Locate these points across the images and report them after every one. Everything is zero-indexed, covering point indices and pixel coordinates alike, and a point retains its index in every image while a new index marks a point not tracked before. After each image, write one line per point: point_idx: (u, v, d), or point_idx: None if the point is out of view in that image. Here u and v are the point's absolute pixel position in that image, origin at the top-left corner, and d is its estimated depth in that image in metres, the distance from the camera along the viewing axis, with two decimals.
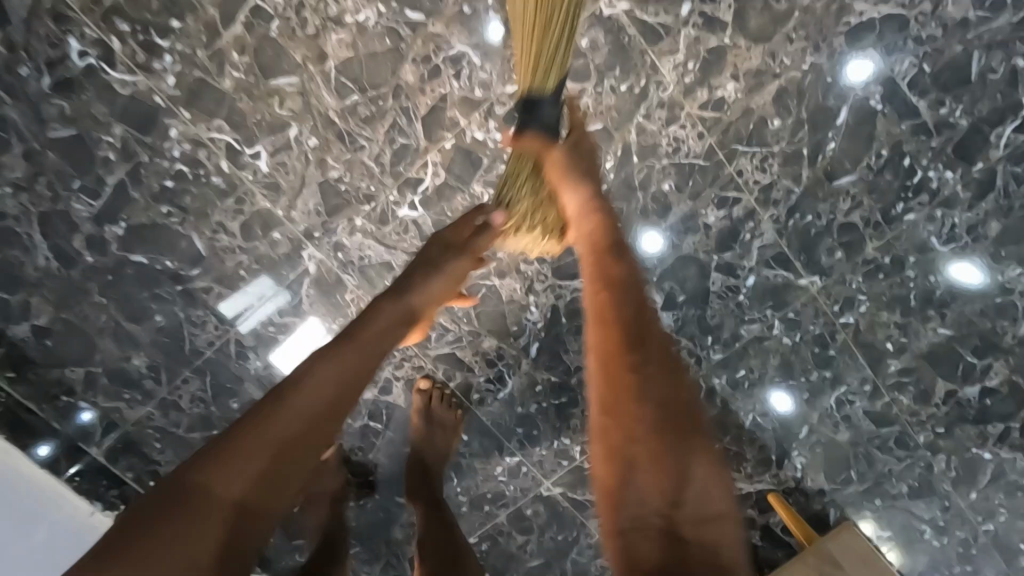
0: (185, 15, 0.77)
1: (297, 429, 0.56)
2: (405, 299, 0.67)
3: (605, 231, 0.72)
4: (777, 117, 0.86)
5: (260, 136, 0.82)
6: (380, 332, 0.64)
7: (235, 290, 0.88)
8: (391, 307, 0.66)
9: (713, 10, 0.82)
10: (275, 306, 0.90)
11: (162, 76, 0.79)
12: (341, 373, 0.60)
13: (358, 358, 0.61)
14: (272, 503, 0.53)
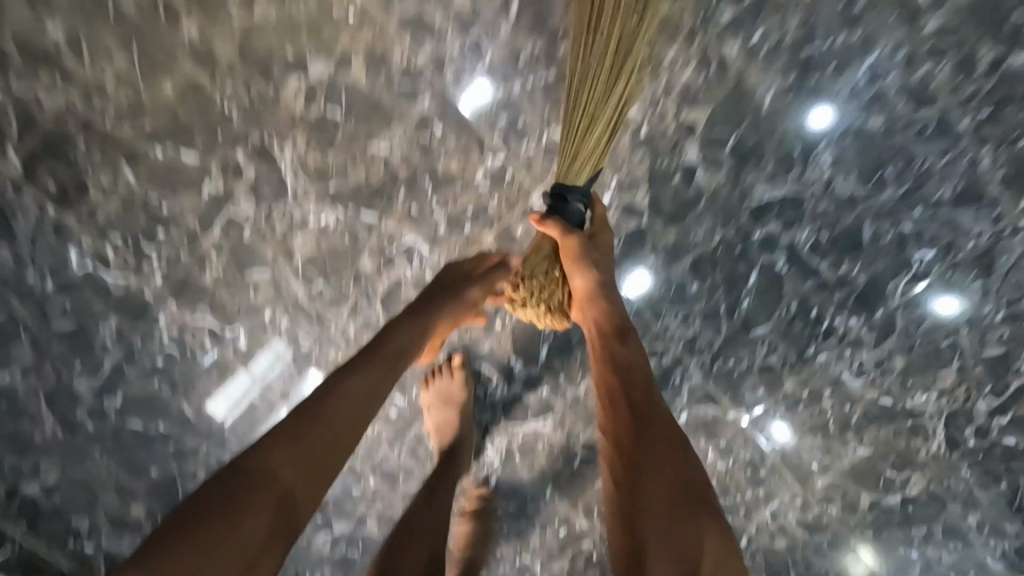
0: (170, 227, 0.91)
1: (330, 430, 0.71)
2: (415, 333, 0.82)
3: (609, 317, 0.83)
4: (694, 282, 0.98)
5: (238, 319, 0.96)
6: (393, 359, 0.79)
7: (216, 390, 1.00)
8: (406, 337, 0.81)
9: (630, 199, 0.93)
10: (258, 399, 1.01)
11: (151, 275, 0.93)
12: (362, 387, 0.76)
13: (380, 375, 0.77)
14: (313, 478, 0.68)
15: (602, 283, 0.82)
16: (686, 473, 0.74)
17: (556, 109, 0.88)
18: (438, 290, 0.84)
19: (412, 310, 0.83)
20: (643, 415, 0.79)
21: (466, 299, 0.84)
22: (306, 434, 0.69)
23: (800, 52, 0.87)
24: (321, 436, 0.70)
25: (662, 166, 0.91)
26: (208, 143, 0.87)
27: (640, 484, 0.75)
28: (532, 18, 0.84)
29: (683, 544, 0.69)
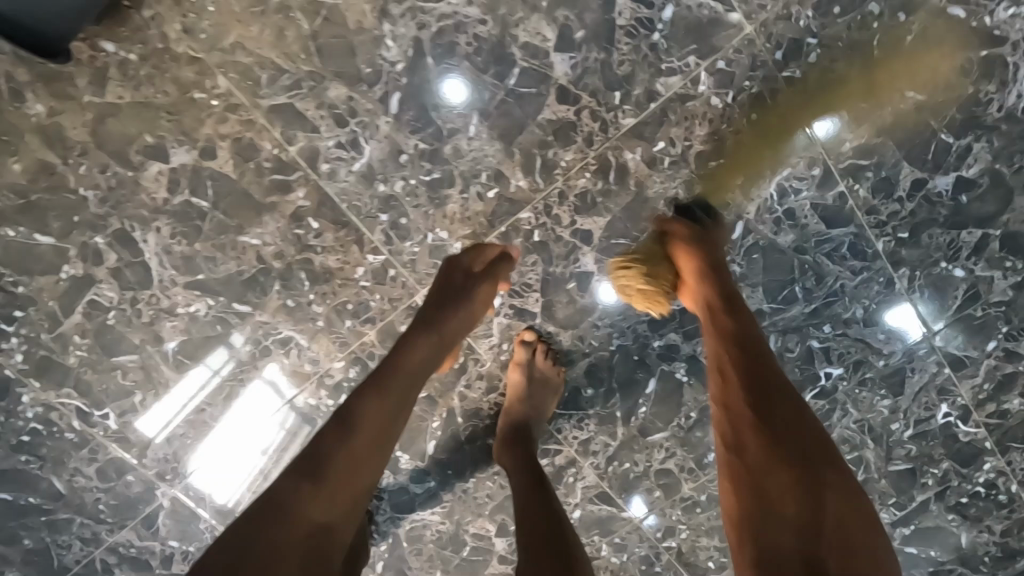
0: (27, 307, 0.85)
1: (374, 430, 0.67)
2: (433, 346, 0.74)
3: (723, 289, 0.73)
4: (589, 386, 0.94)
5: (107, 401, 0.91)
6: (411, 367, 0.72)
7: (146, 408, 0.92)
8: (424, 349, 0.74)
9: (521, 303, 0.88)
10: (195, 416, 0.94)
11: (10, 353, 0.87)
12: (382, 404, 0.68)
13: (396, 391, 0.70)
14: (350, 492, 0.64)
15: (711, 269, 0.74)
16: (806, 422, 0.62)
17: (442, 210, 0.82)
18: (443, 301, 0.76)
19: (420, 323, 0.75)
20: (748, 368, 0.66)
21: (473, 308, 0.77)
22: (345, 452, 0.64)
23: (706, 164, 0.81)
24: (358, 454, 0.65)
25: (556, 271, 0.86)
26: (63, 226, 0.81)
27: (763, 473, 0.60)
28: (414, 115, 0.77)
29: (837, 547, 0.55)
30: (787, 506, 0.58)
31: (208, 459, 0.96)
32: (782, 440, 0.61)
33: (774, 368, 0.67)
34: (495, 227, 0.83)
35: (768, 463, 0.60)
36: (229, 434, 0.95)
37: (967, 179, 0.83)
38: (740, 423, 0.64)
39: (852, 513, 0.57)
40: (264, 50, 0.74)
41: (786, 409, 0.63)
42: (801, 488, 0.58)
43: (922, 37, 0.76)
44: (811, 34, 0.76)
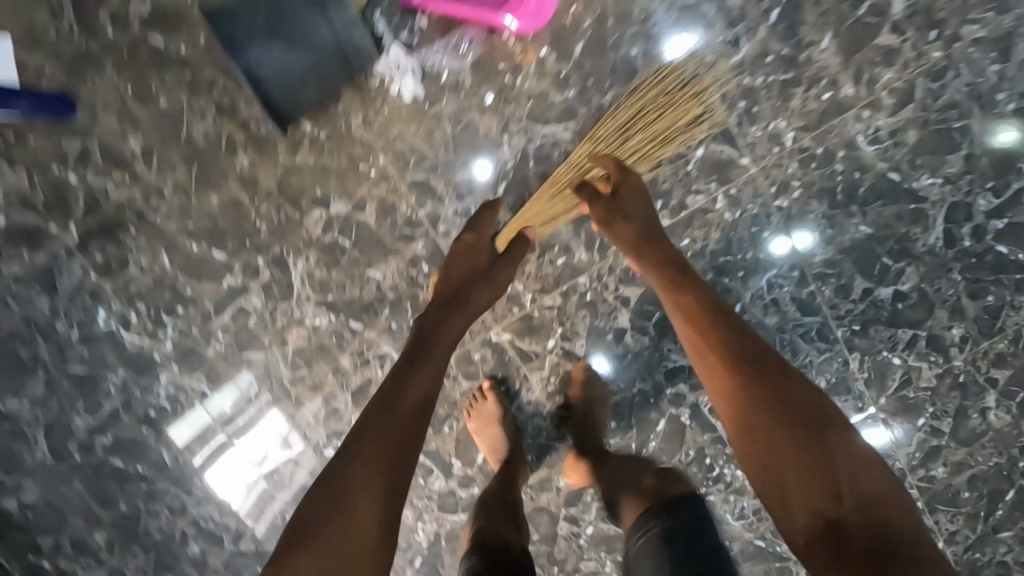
0: (188, 305, 1.08)
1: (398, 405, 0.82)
2: (449, 336, 0.92)
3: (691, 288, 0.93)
4: (613, 420, 1.17)
5: (227, 388, 1.12)
6: (435, 352, 0.90)
7: (216, 391, 1.12)
8: (442, 339, 0.91)
9: (570, 346, 1.14)
10: (245, 412, 1.14)
11: (162, 340, 1.10)
12: (414, 392, 0.84)
13: (421, 377, 0.86)
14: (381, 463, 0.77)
15: (673, 259, 0.96)
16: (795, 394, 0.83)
17: (521, 270, 1.10)
18: (474, 286, 0.97)
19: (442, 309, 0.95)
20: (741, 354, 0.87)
21: (495, 287, 0.99)
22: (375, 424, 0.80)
23: (717, 260, 1.11)
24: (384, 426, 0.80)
25: (599, 324, 1.13)
26: (236, 247, 1.06)
27: (776, 438, 0.80)
28: (514, 198, 1.06)
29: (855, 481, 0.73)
30: (799, 469, 0.76)
31: (235, 467, 1.16)
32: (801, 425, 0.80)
33: (763, 353, 0.88)
34: (558, 286, 1.11)
35: (794, 439, 0.78)
36: (252, 446, 1.15)
37: (901, 291, 1.14)
38: (744, 409, 0.83)
39: (849, 457, 0.76)
40: (416, 141, 1.04)
41: (777, 382, 0.84)
42: (805, 450, 0.77)
43: (870, 190, 1.10)
44: (796, 178, 1.09)
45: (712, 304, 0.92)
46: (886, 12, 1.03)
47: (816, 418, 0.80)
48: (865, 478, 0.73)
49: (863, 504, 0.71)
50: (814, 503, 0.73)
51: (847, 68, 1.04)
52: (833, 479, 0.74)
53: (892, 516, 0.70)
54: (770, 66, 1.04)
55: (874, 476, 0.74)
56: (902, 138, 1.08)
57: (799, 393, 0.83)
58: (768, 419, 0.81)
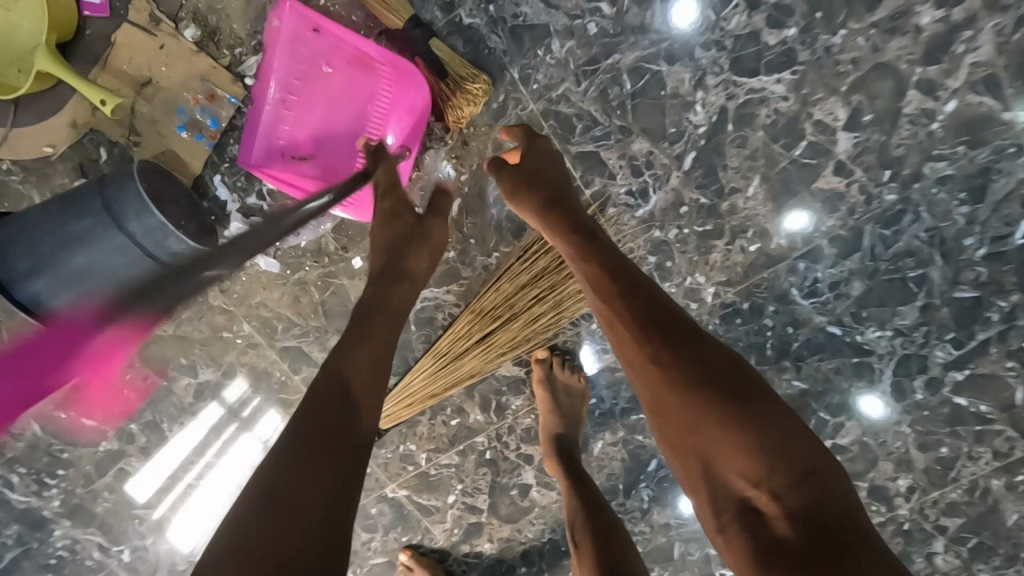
0: (69, 467, 1.04)
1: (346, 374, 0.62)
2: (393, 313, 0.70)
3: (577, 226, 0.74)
4: (523, 565, 1.09)
5: (123, 539, 1.09)
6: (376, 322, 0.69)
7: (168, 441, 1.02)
8: (386, 316, 0.70)
9: (472, 500, 1.06)
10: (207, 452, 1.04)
11: (49, 499, 1.06)
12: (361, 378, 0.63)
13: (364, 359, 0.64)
14: (325, 451, 0.57)
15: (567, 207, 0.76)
16: (704, 360, 0.63)
17: (413, 430, 1.02)
18: (406, 244, 0.75)
19: (388, 277, 0.73)
20: (641, 313, 0.66)
21: (431, 244, 0.78)
22: (316, 412, 0.59)
23: (629, 416, 1.01)
24: (328, 407, 0.60)
25: (502, 480, 1.04)
26: (106, 414, 1.00)
27: (685, 424, 0.61)
28: (397, 360, 0.95)
29: (785, 462, 0.57)
30: (738, 461, 0.58)
31: (203, 509, 1.06)
32: (716, 401, 0.60)
33: (660, 303, 0.68)
34: (455, 444, 1.02)
35: (708, 420, 0.60)
36: (220, 480, 1.04)
37: (840, 444, 1.03)
38: (667, 393, 0.62)
39: (789, 432, 0.58)
40: (282, 307, 0.93)
41: (680, 339, 0.64)
42: (748, 439, 0.58)
43: (806, 344, 0.95)
44: (717, 335, 0.95)
45: (611, 259, 0.71)
46: (828, 151, 0.84)
47: (749, 387, 0.61)
48: (804, 450, 0.57)
49: (813, 493, 0.55)
50: (766, 497, 0.56)
51: (779, 216, 0.87)
52: (779, 465, 0.56)
53: (846, 504, 0.55)
54: (686, 217, 0.87)
55: (801, 441, 0.58)
56: (844, 289, 0.92)
57: (730, 367, 0.62)
58: (702, 408, 0.60)
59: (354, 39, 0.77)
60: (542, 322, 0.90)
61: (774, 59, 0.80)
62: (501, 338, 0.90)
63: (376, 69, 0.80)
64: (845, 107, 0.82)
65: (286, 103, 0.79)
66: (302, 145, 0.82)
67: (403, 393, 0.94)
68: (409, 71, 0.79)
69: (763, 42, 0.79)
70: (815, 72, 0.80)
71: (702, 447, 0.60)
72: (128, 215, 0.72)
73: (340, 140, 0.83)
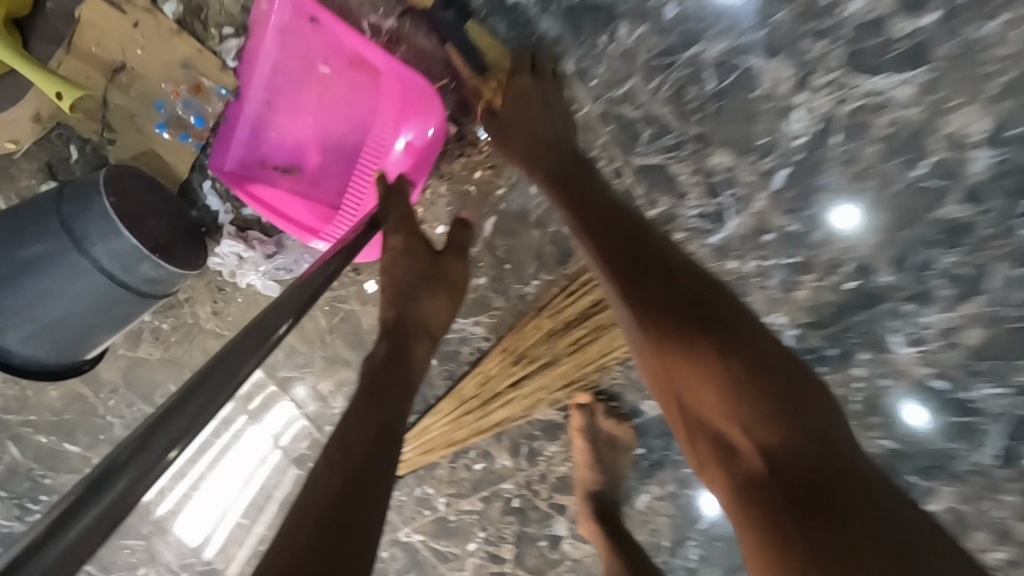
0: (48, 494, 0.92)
1: (359, 431, 0.49)
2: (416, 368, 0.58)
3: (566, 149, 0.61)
4: None
5: None
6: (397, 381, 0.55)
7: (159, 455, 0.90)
8: (403, 373, 0.56)
9: (495, 549, 0.93)
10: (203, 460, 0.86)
11: None
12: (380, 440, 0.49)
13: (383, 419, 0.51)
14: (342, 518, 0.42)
15: (564, 137, 0.61)
16: (673, 280, 0.52)
17: (430, 472, 0.90)
18: (420, 289, 0.61)
19: (405, 334, 0.59)
20: (601, 224, 0.55)
21: (451, 286, 0.64)
22: (323, 476, 0.45)
23: (681, 469, 0.87)
24: (338, 469, 0.46)
25: (530, 530, 0.92)
26: (89, 441, 0.89)
27: (658, 352, 0.50)
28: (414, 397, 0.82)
29: (766, 392, 0.45)
30: (713, 393, 0.47)
31: (193, 530, 0.87)
32: (688, 327, 0.49)
33: (628, 215, 0.56)
34: (478, 490, 0.90)
35: (680, 349, 0.49)
36: (214, 490, 0.87)
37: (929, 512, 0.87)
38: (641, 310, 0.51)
39: (781, 370, 0.47)
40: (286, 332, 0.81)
41: (645, 254, 0.53)
42: (728, 368, 0.47)
43: (902, 399, 0.80)
44: None
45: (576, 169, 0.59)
46: (958, 173, 0.67)
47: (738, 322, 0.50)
48: (789, 380, 0.46)
49: (799, 425, 0.44)
50: (741, 433, 0.45)
51: (886, 250, 0.71)
52: (759, 393, 0.45)
53: (843, 459, 0.42)
54: (769, 247, 0.71)
55: (787, 372, 0.47)
56: (958, 339, 0.75)
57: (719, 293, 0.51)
58: (671, 334, 0.49)
59: (352, 36, 0.62)
60: (583, 370, 0.76)
61: (904, 53, 0.62)
62: (535, 383, 0.76)
63: (382, 83, 0.65)
64: (986, 119, 0.65)
65: (272, 104, 0.67)
66: (288, 158, 0.69)
67: (419, 436, 0.81)
68: (423, 92, 0.64)
69: (888, 32, 0.62)
70: (953, 73, 0.63)
71: (674, 379, 0.50)
72: (90, 237, 0.59)
73: (331, 158, 0.69)
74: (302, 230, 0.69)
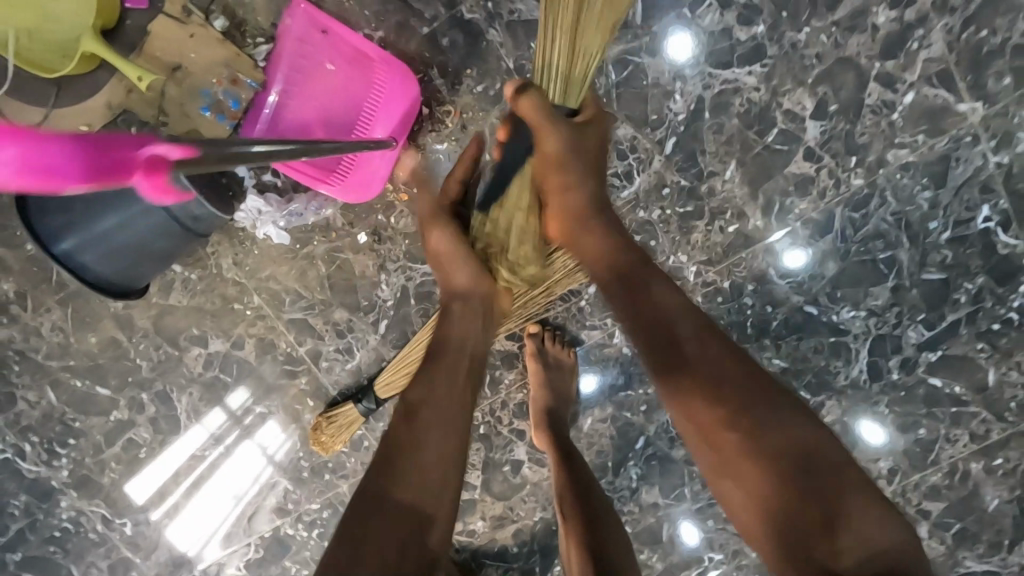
0: (80, 436, 1.08)
1: (440, 414, 0.71)
2: (445, 397, 0.72)
3: (621, 255, 0.76)
4: (515, 545, 1.12)
5: (126, 512, 1.12)
6: (428, 400, 0.72)
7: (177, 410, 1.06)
8: (447, 360, 0.76)
9: (465, 476, 1.10)
10: (212, 455, 1.11)
11: (58, 469, 1.10)
12: (431, 465, 0.67)
13: (417, 438, 0.69)
14: (413, 480, 0.66)
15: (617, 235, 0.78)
16: (778, 418, 0.65)
17: None
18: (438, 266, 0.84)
19: (460, 299, 0.81)
20: (713, 364, 0.68)
21: (470, 256, 0.82)
22: (401, 439, 0.69)
23: (617, 393, 1.05)
24: (419, 444, 0.68)
25: (495, 456, 1.09)
26: (119, 383, 1.05)
27: (755, 481, 0.63)
28: (396, 334, 1.01)
29: (853, 529, 0.59)
30: (791, 509, 0.61)
31: (201, 514, 1.14)
32: (775, 461, 0.63)
33: (724, 353, 0.68)
34: None
35: (775, 481, 0.62)
36: (222, 487, 1.13)
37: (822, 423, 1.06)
38: (701, 426, 0.67)
39: (852, 499, 0.61)
40: (290, 281, 0.99)
41: (744, 389, 0.66)
42: (789, 488, 0.62)
43: (785, 323, 1.01)
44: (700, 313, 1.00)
45: (658, 303, 0.72)
46: (798, 138, 0.92)
47: (820, 456, 0.63)
48: (851, 513, 0.60)
49: (873, 558, 0.58)
50: (815, 541, 0.59)
51: (755, 199, 0.95)
52: (821, 519, 0.60)
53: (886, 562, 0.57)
54: (668, 199, 0.95)
55: (858, 514, 0.60)
56: (818, 270, 0.98)
57: (792, 416, 0.65)
58: (768, 459, 0.63)
59: (352, 37, 0.86)
60: (531, 302, 0.96)
61: (745, 53, 0.89)
62: (494, 312, 0.96)
63: (371, 70, 0.88)
64: (811, 98, 0.90)
65: (289, 92, 0.89)
66: (301, 130, 0.90)
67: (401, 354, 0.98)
68: (400, 71, 0.87)
69: (734, 37, 0.89)
70: (781, 66, 0.89)
71: (769, 501, 0.62)
72: None
73: (333, 128, 0.90)
74: (310, 180, 0.89)
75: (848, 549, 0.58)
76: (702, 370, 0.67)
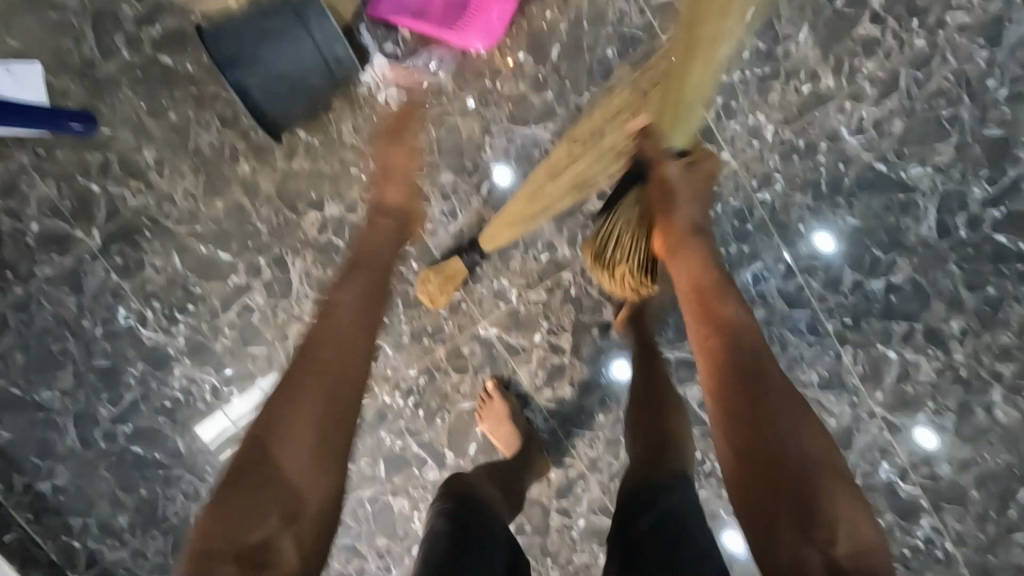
0: (198, 303, 1.17)
1: (331, 343, 0.78)
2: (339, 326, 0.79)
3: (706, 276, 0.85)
4: (601, 412, 1.18)
5: (234, 379, 1.19)
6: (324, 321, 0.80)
7: (292, 273, 1.15)
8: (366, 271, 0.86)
9: (556, 340, 1.17)
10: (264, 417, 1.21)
11: (175, 336, 1.18)
12: (306, 378, 0.75)
13: (311, 359, 0.76)
14: (295, 411, 0.73)
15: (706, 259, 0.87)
16: (797, 430, 0.70)
17: (507, 265, 1.14)
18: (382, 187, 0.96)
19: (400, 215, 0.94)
20: (745, 364, 0.76)
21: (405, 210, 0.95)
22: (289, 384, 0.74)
23: None
24: (301, 384, 0.75)
25: (584, 319, 1.16)
26: (240, 248, 1.14)
27: (765, 452, 0.69)
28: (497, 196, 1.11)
29: (819, 512, 0.65)
30: (783, 495, 0.67)
31: None
32: (778, 457, 0.68)
33: (760, 362, 0.76)
34: (542, 281, 1.14)
35: (773, 459, 0.68)
36: None
37: (894, 284, 1.12)
38: (724, 405, 0.74)
39: (838, 497, 0.67)
40: None
41: (764, 387, 0.74)
42: (789, 484, 0.67)
43: (856, 181, 1.09)
44: (778, 172, 1.09)
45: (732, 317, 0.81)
46: (864, 3, 1.03)
47: (828, 466, 0.69)
48: (824, 504, 0.66)
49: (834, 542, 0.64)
50: (788, 532, 0.65)
51: (826, 59, 1.05)
52: (804, 516, 0.65)
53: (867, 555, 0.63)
54: (747, 61, 1.06)
55: (847, 512, 0.66)
56: (886, 128, 1.07)
57: (799, 416, 0.72)
58: (768, 451, 0.69)
59: None
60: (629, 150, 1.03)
61: None
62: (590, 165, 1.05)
63: None
64: None
65: None
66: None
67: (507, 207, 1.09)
68: None
69: None
70: None
71: (766, 493, 0.67)
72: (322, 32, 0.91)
73: None
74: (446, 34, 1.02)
75: (816, 532, 0.64)
76: (740, 356, 0.77)
